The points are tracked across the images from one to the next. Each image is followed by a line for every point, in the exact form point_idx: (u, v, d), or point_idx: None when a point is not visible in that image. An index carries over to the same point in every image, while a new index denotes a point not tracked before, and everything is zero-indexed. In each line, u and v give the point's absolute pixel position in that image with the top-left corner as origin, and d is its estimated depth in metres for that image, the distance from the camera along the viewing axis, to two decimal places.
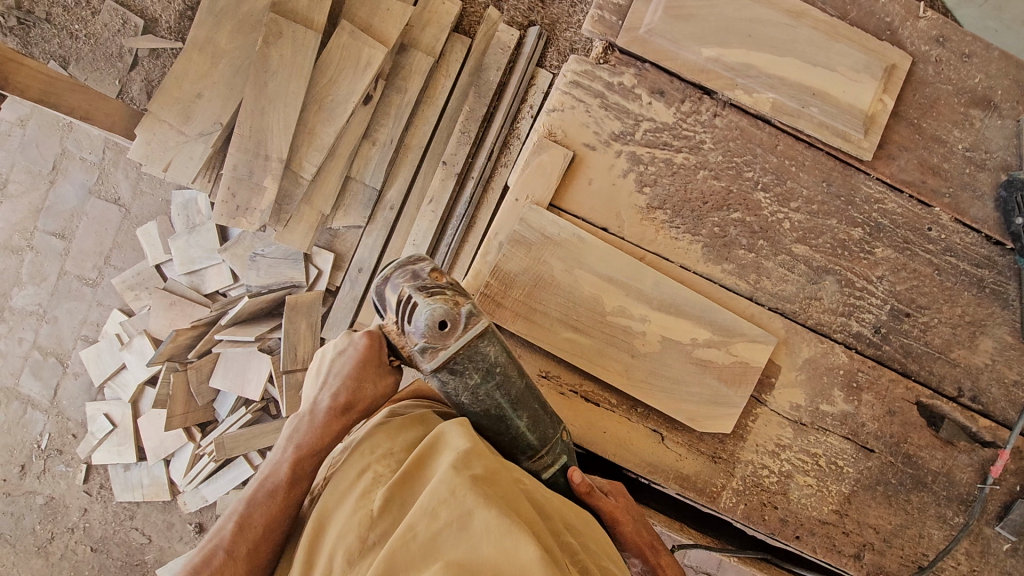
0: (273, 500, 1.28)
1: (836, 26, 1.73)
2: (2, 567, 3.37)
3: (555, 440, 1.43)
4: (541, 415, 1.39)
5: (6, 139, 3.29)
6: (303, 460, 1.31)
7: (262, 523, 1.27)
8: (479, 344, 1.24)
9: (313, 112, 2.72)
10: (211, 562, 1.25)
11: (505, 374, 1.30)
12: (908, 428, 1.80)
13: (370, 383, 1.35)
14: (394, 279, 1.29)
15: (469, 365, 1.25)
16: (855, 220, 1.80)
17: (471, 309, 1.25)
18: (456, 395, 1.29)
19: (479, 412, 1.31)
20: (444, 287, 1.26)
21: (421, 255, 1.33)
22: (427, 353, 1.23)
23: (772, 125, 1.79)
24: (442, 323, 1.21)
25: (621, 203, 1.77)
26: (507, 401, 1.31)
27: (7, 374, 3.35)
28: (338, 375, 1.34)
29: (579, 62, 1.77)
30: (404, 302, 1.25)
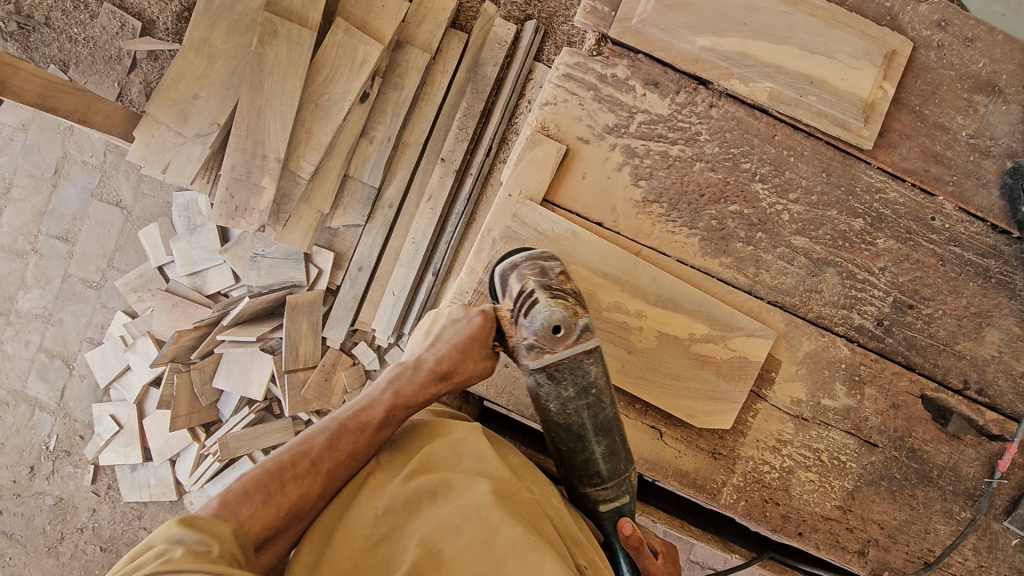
0: (362, 433, 1.38)
1: (835, 12, 1.69)
2: (13, 567, 3.41)
3: (623, 477, 1.54)
4: (618, 451, 1.51)
5: (8, 143, 3.31)
6: (396, 410, 1.43)
7: (348, 447, 1.36)
8: (582, 360, 1.39)
9: (310, 111, 2.72)
10: (289, 470, 1.29)
11: (596, 398, 1.44)
12: (912, 422, 1.77)
13: (472, 359, 1.47)
14: (522, 269, 1.41)
15: (568, 377, 1.39)
16: (855, 211, 1.76)
17: (586, 323, 1.39)
18: (545, 400, 1.43)
19: (562, 423, 1.45)
20: (566, 293, 1.38)
21: (554, 255, 1.44)
22: (532, 351, 1.36)
23: (769, 115, 1.76)
24: (556, 327, 1.34)
25: (616, 197, 1.75)
26: (592, 422, 1.45)
27: (14, 376, 3.38)
28: (448, 342, 1.46)
29: (572, 54, 1.75)
30: (526, 295, 1.37)
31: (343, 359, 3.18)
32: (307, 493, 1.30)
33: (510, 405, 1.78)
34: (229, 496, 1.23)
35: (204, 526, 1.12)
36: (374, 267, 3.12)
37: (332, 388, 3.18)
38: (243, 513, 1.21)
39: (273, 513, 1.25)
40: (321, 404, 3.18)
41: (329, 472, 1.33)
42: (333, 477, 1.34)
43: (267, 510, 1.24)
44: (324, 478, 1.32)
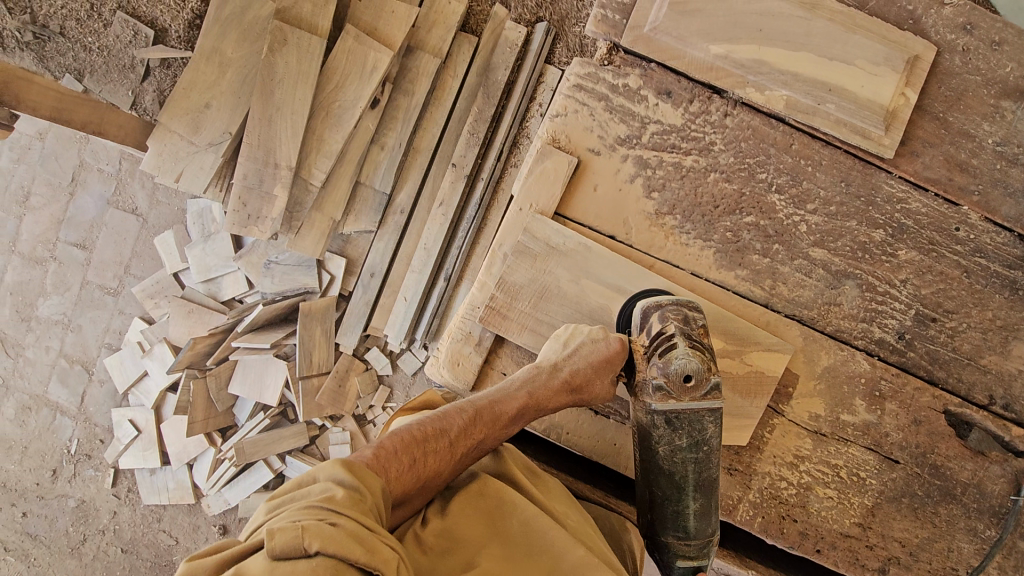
0: (495, 425, 1.50)
1: (854, 17, 1.64)
2: (38, 567, 3.48)
3: (708, 540, 1.57)
4: (709, 512, 1.56)
5: (26, 152, 3.37)
6: (524, 410, 1.54)
7: (480, 434, 1.48)
8: (703, 415, 1.52)
9: (321, 119, 2.71)
10: (430, 443, 1.39)
11: (705, 456, 1.54)
12: (934, 438, 1.73)
13: (600, 380, 1.55)
14: (667, 311, 1.52)
15: (685, 424, 1.52)
16: (876, 222, 1.71)
17: (714, 380, 1.51)
18: (656, 443, 1.53)
19: (667, 470, 1.53)
20: (704, 347, 1.50)
21: (697, 305, 1.55)
22: (658, 392, 1.50)
23: (786, 123, 1.71)
24: (687, 377, 1.47)
25: (628, 210, 1.72)
26: (694, 478, 1.53)
27: (35, 382, 3.45)
28: (586, 358, 1.52)
29: (583, 64, 1.72)
30: (665, 337, 1.50)
31: (356, 364, 3.20)
32: (436, 468, 1.40)
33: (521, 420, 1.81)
34: (381, 452, 1.32)
35: (362, 476, 1.21)
36: (386, 272, 3.12)
37: (346, 394, 3.22)
38: (392, 471, 1.30)
39: (413, 477, 1.35)
40: (335, 409, 3.22)
41: (460, 454, 1.45)
42: (461, 456, 1.46)
43: (409, 474, 1.34)
44: (453, 457, 1.43)
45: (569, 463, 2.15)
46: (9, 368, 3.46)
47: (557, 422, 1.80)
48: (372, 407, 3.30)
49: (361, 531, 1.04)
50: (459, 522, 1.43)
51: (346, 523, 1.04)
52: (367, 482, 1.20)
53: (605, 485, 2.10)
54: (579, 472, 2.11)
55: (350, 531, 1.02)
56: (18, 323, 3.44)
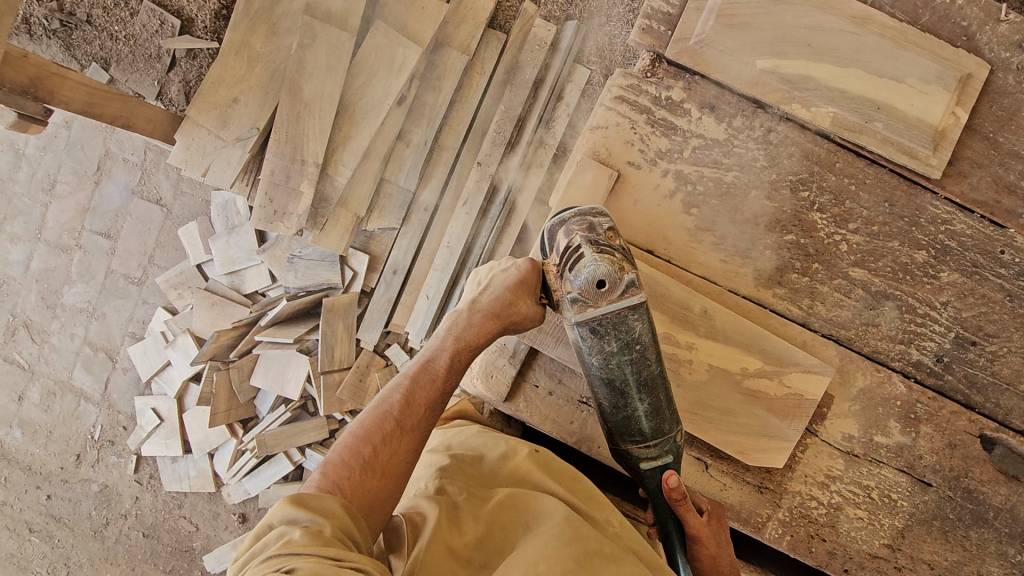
0: (433, 381, 1.45)
1: (906, 33, 1.60)
2: (62, 549, 3.55)
3: (667, 438, 1.50)
4: (661, 411, 1.47)
5: (52, 141, 3.39)
6: (459, 355, 1.49)
7: (424, 399, 1.43)
8: (627, 318, 1.37)
9: (348, 115, 2.69)
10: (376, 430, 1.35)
11: (640, 355, 1.40)
12: (969, 462, 1.71)
13: (523, 300, 1.51)
14: (571, 224, 1.38)
15: (611, 333, 1.38)
16: (918, 243, 1.69)
17: (632, 278, 1.36)
18: (587, 354, 1.41)
19: (605, 379, 1.43)
20: (613, 249, 1.35)
21: (602, 209, 1.40)
22: (575, 305, 1.37)
23: (831, 141, 1.69)
24: (601, 282, 1.33)
25: (666, 224, 1.71)
26: (635, 379, 1.42)
27: (61, 368, 3.49)
28: (498, 286, 1.51)
29: (625, 76, 1.71)
30: (572, 249, 1.36)
31: (376, 360, 3.20)
32: (395, 453, 1.36)
33: (552, 432, 1.84)
34: (327, 471, 1.28)
35: (314, 506, 1.17)
36: (408, 269, 3.08)
37: (366, 389, 3.21)
38: (344, 483, 1.26)
39: (373, 478, 1.30)
40: (355, 404, 3.21)
41: (415, 427, 1.40)
42: (417, 432, 1.41)
43: (366, 477, 1.29)
44: (408, 432, 1.38)
45: (601, 476, 2.22)
46: (34, 353, 3.51)
47: (590, 435, 1.83)
48: None
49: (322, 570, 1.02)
50: (495, 530, 1.46)
51: (305, 565, 1.02)
52: (324, 510, 1.18)
53: (634, 499, 2.15)
54: (609, 487, 2.17)
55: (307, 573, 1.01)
56: (44, 310, 3.48)
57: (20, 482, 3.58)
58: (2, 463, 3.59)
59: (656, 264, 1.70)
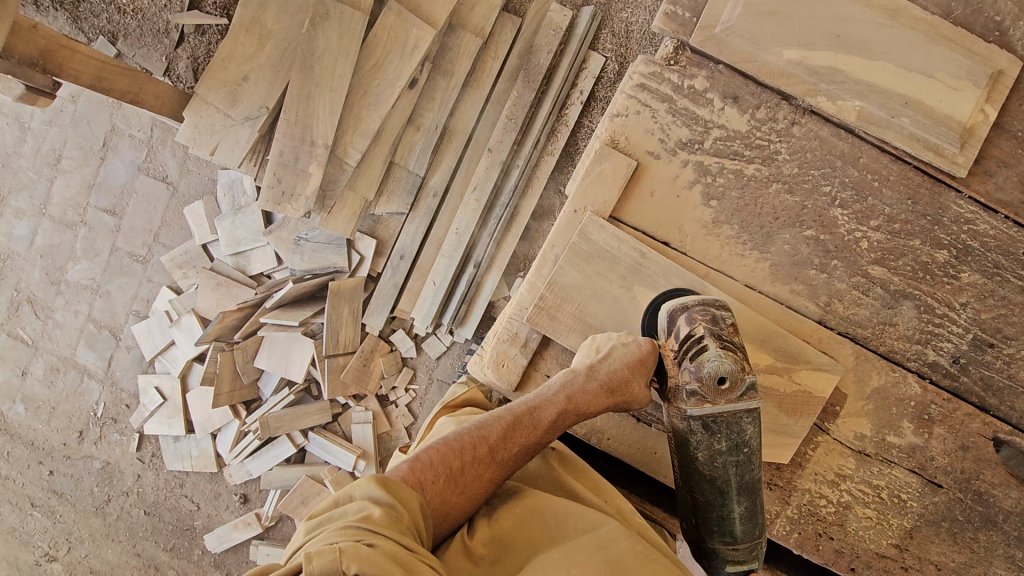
0: (534, 431, 1.48)
1: (938, 26, 1.56)
2: (64, 524, 3.56)
3: (756, 542, 1.54)
4: (756, 516, 1.53)
5: (58, 115, 3.35)
6: (563, 415, 1.51)
7: (519, 442, 1.47)
8: (740, 418, 1.49)
9: (359, 97, 2.63)
10: (468, 451, 1.40)
11: (745, 458, 1.51)
12: (981, 465, 1.70)
13: (638, 381, 1.51)
14: (694, 312, 1.50)
15: (723, 430, 1.49)
16: (940, 242, 1.65)
17: (749, 379, 1.48)
18: (694, 449, 1.51)
19: (709, 475, 1.51)
20: (735, 347, 1.48)
21: (724, 303, 1.52)
22: (693, 397, 1.47)
23: (855, 135, 1.65)
24: (722, 379, 1.44)
25: (684, 216, 1.68)
26: (737, 481, 1.51)
27: (64, 344, 3.48)
28: (622, 359, 1.50)
29: (647, 63, 1.67)
30: (696, 339, 1.47)
31: (381, 346, 3.19)
32: (477, 479, 1.42)
33: None
34: (417, 466, 1.36)
35: (399, 494, 1.25)
36: (416, 256, 3.06)
37: (370, 374, 3.20)
38: (429, 484, 1.34)
39: (452, 491, 1.37)
40: (359, 388, 3.20)
41: (499, 463, 1.45)
42: (503, 468, 1.46)
43: (447, 488, 1.36)
44: (493, 466, 1.44)
45: (606, 467, 2.17)
46: (38, 329, 3.49)
47: (599, 427, 1.82)
48: (394, 388, 3.28)
49: (398, 551, 1.10)
50: (509, 525, 1.43)
51: (384, 544, 1.10)
52: (403, 501, 1.25)
53: (640, 491, 2.09)
54: (616, 479, 2.15)
55: (385, 552, 1.08)
56: (48, 286, 3.46)
57: (23, 457, 3.58)
58: (5, 437, 3.59)
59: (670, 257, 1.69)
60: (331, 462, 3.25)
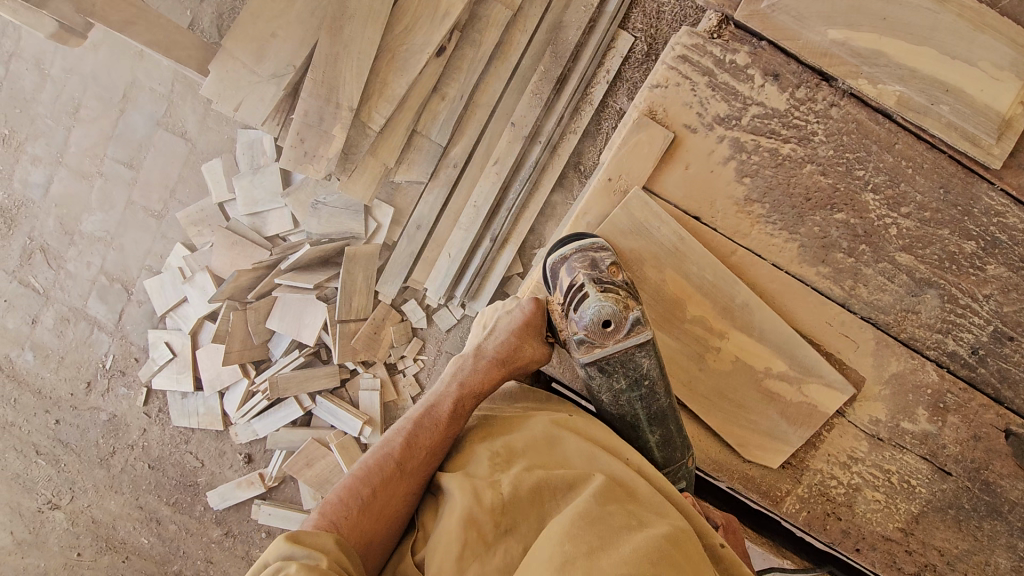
0: (437, 428, 1.47)
1: (985, 15, 1.54)
2: (67, 473, 3.59)
3: (679, 463, 1.64)
4: (672, 440, 1.60)
5: (79, 63, 3.32)
6: (463, 400, 1.51)
7: (425, 444, 1.45)
8: (634, 354, 1.48)
9: (386, 61, 2.56)
10: (374, 472, 1.40)
11: (649, 391, 1.54)
12: (991, 455, 1.72)
13: (529, 345, 1.57)
14: (573, 261, 1.56)
15: (619, 371, 1.50)
16: (969, 233, 1.65)
17: (637, 315, 1.47)
18: (597, 392, 1.56)
19: (616, 413, 1.58)
20: (616, 285, 1.50)
21: (603, 246, 1.59)
22: (583, 345, 1.48)
23: (892, 120, 1.64)
24: (606, 321, 1.44)
25: (717, 192, 1.69)
26: (645, 413, 1.56)
27: (75, 295, 3.49)
28: (504, 329, 1.57)
29: (691, 34, 1.66)
30: (576, 287, 1.51)
31: (392, 314, 3.19)
32: (393, 496, 1.40)
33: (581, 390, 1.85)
34: (326, 511, 1.35)
35: (311, 544, 1.23)
36: (432, 226, 3.01)
37: (380, 341, 3.21)
38: (341, 524, 1.32)
39: (370, 518, 1.35)
40: (368, 354, 3.21)
41: (413, 472, 1.43)
42: (417, 476, 1.43)
43: (363, 517, 1.35)
44: (406, 477, 1.41)
45: None
46: (50, 279, 3.49)
47: None
48: (403, 357, 3.28)
49: None
50: (524, 499, 1.34)
51: None
52: (320, 547, 1.23)
53: None
54: None
55: None
56: (62, 236, 3.46)
57: (29, 404, 3.60)
58: (11, 384, 3.60)
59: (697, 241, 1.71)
60: (336, 426, 3.28)
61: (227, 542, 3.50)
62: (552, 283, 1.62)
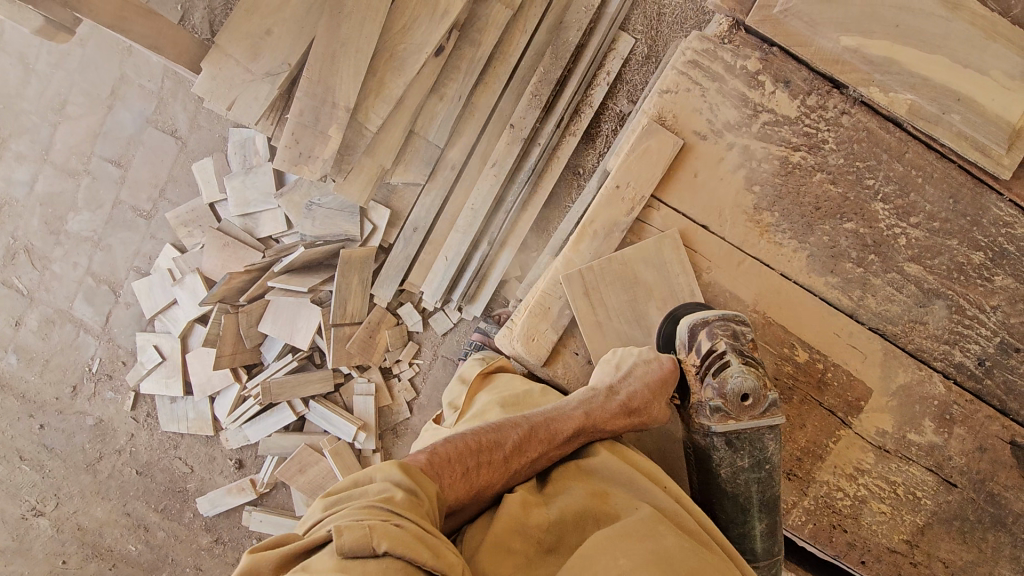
0: (547, 442, 1.43)
1: (998, 23, 1.52)
2: (52, 479, 3.50)
3: (774, 560, 1.52)
4: (774, 532, 1.52)
5: (65, 58, 3.23)
6: (580, 431, 1.48)
7: (532, 454, 1.41)
8: (763, 433, 1.49)
9: (384, 60, 2.48)
10: (486, 450, 1.34)
11: (766, 474, 1.50)
12: (996, 467, 1.71)
13: (658, 405, 1.53)
14: (715, 327, 1.51)
15: (745, 447, 1.48)
16: (977, 243, 1.64)
17: (772, 396, 1.49)
18: (716, 465, 1.50)
19: (729, 491, 1.50)
20: (755, 362, 1.49)
21: (743, 318, 1.55)
22: (716, 414, 1.47)
23: (903, 129, 1.63)
24: (746, 396, 1.45)
25: (726, 200, 1.67)
26: (759, 497, 1.49)
27: (61, 297, 3.40)
28: (647, 380, 1.52)
29: (700, 39, 1.64)
30: (717, 355, 1.48)
31: (388, 318, 3.13)
32: (489, 482, 1.34)
33: None
34: (434, 458, 1.28)
35: (421, 483, 1.18)
36: (430, 229, 2.97)
37: (376, 345, 3.15)
38: (445, 479, 1.26)
39: (466, 487, 1.29)
40: (363, 359, 3.14)
41: (510, 473, 1.38)
42: (510, 479, 1.39)
43: (462, 482, 1.29)
44: (505, 474, 1.37)
45: None
46: (34, 280, 3.40)
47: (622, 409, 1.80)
48: (399, 362, 3.23)
49: (424, 533, 1.03)
50: (568, 523, 1.29)
51: (410, 526, 1.03)
52: (424, 486, 1.18)
53: None
54: None
55: (413, 533, 1.01)
56: (47, 235, 3.37)
57: (13, 409, 3.50)
58: None
59: (698, 257, 1.69)
60: (330, 432, 3.22)
61: (218, 549, 3.44)
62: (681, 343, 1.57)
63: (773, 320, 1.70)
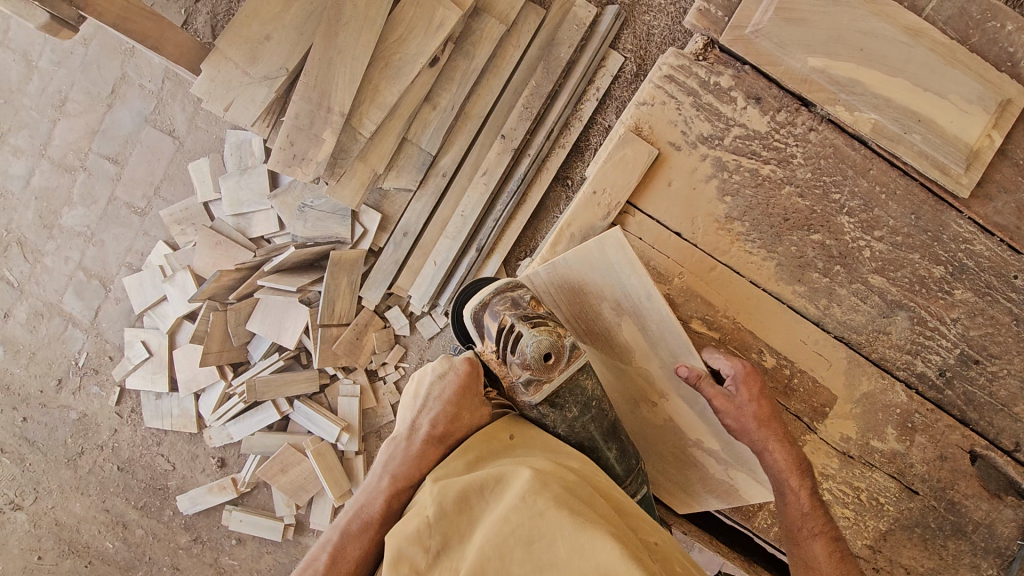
0: (363, 537, 1.50)
1: (956, 50, 1.61)
2: (32, 473, 3.50)
3: (637, 471, 1.71)
4: (627, 450, 1.68)
5: (68, 56, 3.29)
6: (396, 495, 1.52)
7: (355, 552, 1.49)
8: (578, 377, 1.58)
9: (379, 69, 2.53)
10: None
11: (598, 411, 1.62)
12: (956, 476, 1.77)
13: (467, 410, 1.56)
14: (495, 306, 1.55)
15: (570, 400, 1.57)
16: (938, 258, 1.71)
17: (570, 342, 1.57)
18: (553, 426, 1.59)
19: (574, 441, 1.61)
20: (544, 319, 1.56)
21: (516, 283, 1.60)
22: (531, 385, 1.53)
23: (868, 146, 1.71)
24: (547, 355, 1.52)
25: (699, 208, 1.74)
26: (599, 432, 1.62)
27: (51, 291, 3.42)
28: (439, 400, 1.55)
29: (677, 55, 1.72)
30: (507, 331, 1.53)
31: (375, 320, 3.16)
32: None
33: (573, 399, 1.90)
34: None
35: None
36: (419, 234, 3.02)
37: (362, 347, 3.17)
38: None
39: None
40: (349, 361, 3.17)
41: None
42: None
43: None
44: None
45: None
46: (25, 273, 3.43)
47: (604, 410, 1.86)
48: (385, 364, 3.27)
49: None
50: (450, 514, 1.31)
51: None
52: None
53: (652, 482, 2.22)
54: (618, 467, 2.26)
55: None
56: (40, 229, 3.40)
57: None
58: None
59: (675, 262, 1.76)
60: (314, 432, 3.24)
61: (196, 548, 3.44)
62: (474, 331, 1.60)
63: (741, 325, 1.76)
